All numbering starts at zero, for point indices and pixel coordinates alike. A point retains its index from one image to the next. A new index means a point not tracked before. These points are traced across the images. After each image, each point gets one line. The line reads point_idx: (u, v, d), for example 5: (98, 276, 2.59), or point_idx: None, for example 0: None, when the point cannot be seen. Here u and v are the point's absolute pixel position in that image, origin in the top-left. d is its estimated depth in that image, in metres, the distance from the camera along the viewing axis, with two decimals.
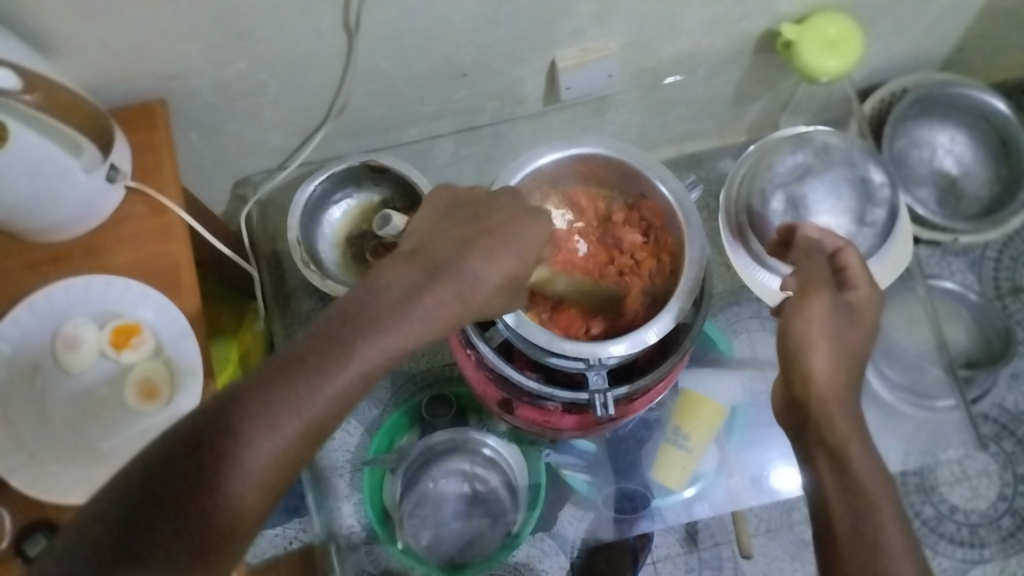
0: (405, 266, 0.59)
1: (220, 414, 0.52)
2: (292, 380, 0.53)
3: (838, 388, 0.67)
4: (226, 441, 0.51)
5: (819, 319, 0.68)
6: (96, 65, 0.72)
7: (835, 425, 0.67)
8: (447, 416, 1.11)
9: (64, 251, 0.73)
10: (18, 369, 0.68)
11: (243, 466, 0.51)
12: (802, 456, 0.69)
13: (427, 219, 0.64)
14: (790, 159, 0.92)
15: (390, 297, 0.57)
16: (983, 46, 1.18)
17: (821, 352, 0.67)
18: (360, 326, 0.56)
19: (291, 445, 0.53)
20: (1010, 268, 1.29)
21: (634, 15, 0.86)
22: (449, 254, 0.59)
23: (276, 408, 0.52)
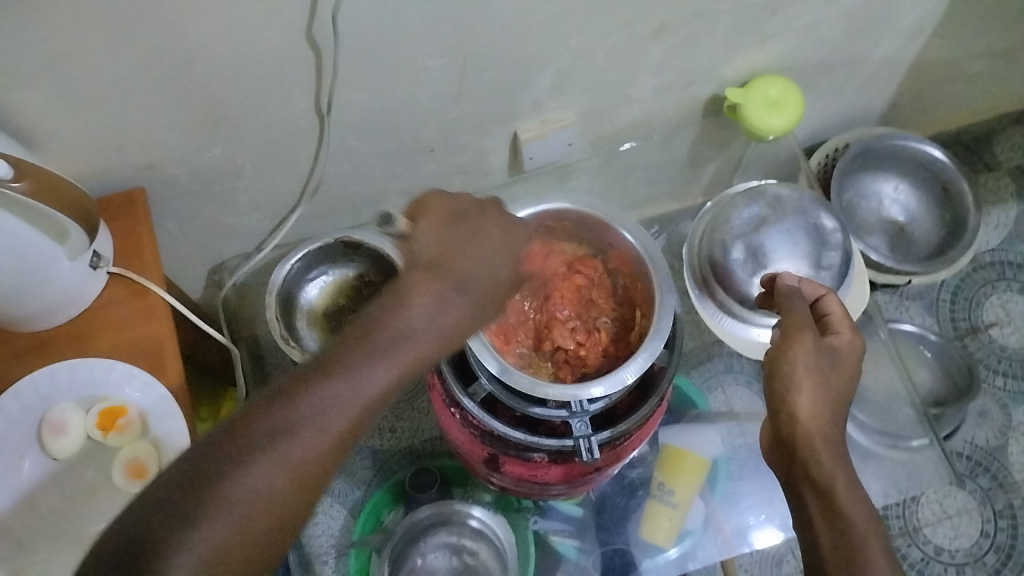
0: (428, 280, 0.59)
1: (251, 424, 0.53)
2: (313, 393, 0.54)
3: (824, 426, 0.67)
4: (245, 455, 0.52)
5: (800, 363, 0.67)
6: (80, 156, 0.75)
7: (820, 465, 0.66)
8: (432, 490, 1.15)
9: (49, 339, 0.74)
10: (6, 459, 0.68)
11: (263, 478, 0.51)
12: (791, 492, 0.68)
13: (438, 220, 0.63)
14: (746, 212, 0.96)
15: (417, 309, 0.58)
16: (915, 102, 1.26)
17: (806, 394, 0.67)
18: (391, 336, 0.57)
19: (311, 459, 0.53)
20: (965, 309, 1.35)
21: (588, 86, 0.92)
22: (473, 270, 0.61)
23: (307, 416, 0.53)
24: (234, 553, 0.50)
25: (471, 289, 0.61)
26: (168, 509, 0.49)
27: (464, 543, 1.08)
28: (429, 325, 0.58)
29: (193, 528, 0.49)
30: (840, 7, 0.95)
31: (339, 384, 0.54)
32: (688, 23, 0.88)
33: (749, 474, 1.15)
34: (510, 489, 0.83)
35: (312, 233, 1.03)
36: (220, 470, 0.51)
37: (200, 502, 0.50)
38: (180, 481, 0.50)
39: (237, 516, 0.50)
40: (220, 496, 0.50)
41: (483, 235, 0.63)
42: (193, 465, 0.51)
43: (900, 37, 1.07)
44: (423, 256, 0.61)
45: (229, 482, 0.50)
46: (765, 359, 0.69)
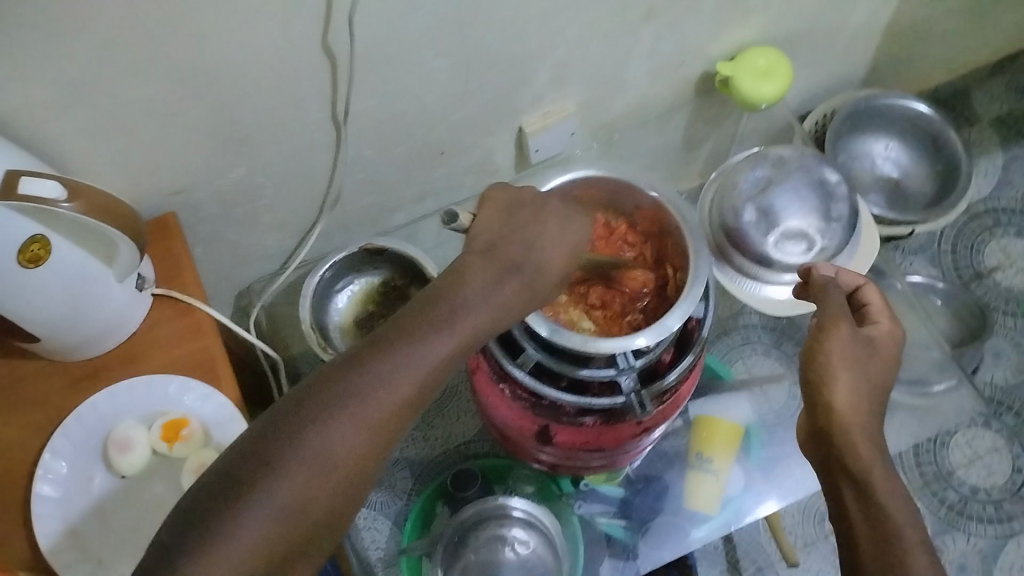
0: (482, 264, 0.63)
1: (326, 385, 0.56)
2: (389, 354, 0.57)
3: (861, 416, 0.69)
4: (322, 412, 0.54)
5: (837, 353, 0.71)
6: (111, 184, 0.78)
7: (858, 456, 0.68)
8: (474, 488, 1.13)
9: (100, 364, 0.76)
10: (75, 483, 0.70)
11: (338, 436, 0.54)
12: (827, 481, 0.70)
13: (493, 211, 0.67)
14: (752, 175, 1.00)
15: (475, 288, 0.62)
16: (894, 63, 1.30)
17: (843, 382, 0.70)
18: (453, 310, 0.60)
19: (388, 416, 0.56)
20: (966, 257, 1.38)
21: (586, 73, 0.96)
22: (522, 252, 0.65)
23: (378, 377, 0.56)
24: (310, 509, 0.53)
25: (522, 269, 0.64)
26: (253, 461, 0.52)
27: (514, 534, 1.07)
28: (486, 301, 0.61)
29: (278, 477, 0.52)
30: None
31: (405, 352, 0.57)
32: (676, 3, 0.92)
33: (782, 436, 1.17)
34: (562, 462, 0.86)
35: (331, 247, 1.05)
36: (298, 430, 0.54)
37: (280, 460, 0.53)
38: (259, 441, 0.53)
39: (314, 472, 0.53)
40: (299, 453, 0.53)
41: (536, 227, 0.67)
42: (274, 422, 0.54)
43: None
44: (477, 242, 0.65)
45: (307, 441, 0.53)
46: (804, 347, 0.73)
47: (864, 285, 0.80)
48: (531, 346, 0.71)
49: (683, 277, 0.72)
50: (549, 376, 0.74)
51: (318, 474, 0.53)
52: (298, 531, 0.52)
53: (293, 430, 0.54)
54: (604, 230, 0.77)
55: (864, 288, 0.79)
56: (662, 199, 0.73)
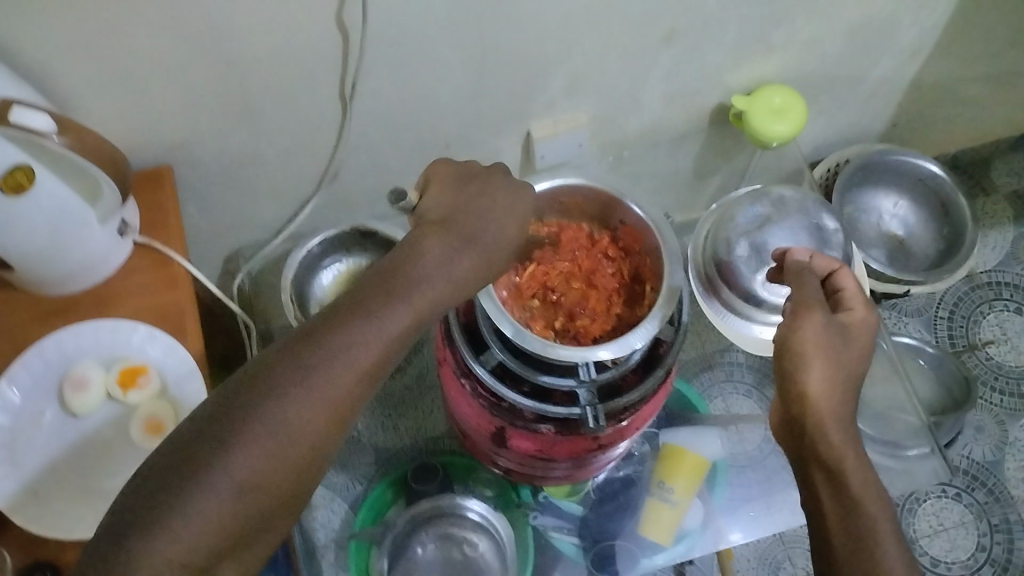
0: (436, 233, 0.62)
1: (280, 359, 0.54)
2: (344, 327, 0.56)
3: (834, 407, 0.68)
4: (276, 387, 0.54)
5: (810, 341, 0.69)
6: (110, 130, 0.78)
7: (831, 445, 0.67)
8: (434, 481, 1.11)
9: (72, 302, 0.76)
10: (26, 415, 0.70)
11: (294, 412, 0.53)
12: (800, 466, 0.70)
13: (443, 186, 0.66)
14: (751, 211, 0.99)
15: (429, 260, 0.60)
16: (916, 122, 1.30)
17: (817, 368, 0.68)
18: (406, 284, 0.58)
19: (341, 390, 0.55)
20: (963, 326, 1.37)
21: (601, 86, 0.95)
22: (479, 224, 0.63)
23: (332, 350, 0.55)
24: (261, 491, 0.53)
25: (475, 239, 0.62)
26: (206, 438, 0.52)
27: (463, 535, 1.08)
28: (442, 273, 0.60)
29: (231, 452, 0.52)
30: (844, 20, 0.99)
31: (356, 329, 0.56)
32: (698, 29, 0.91)
33: (749, 479, 1.16)
34: (517, 468, 0.85)
35: (326, 224, 1.05)
36: (245, 412, 0.53)
37: (226, 443, 0.52)
38: (205, 423, 0.52)
39: (264, 454, 0.53)
40: (248, 434, 0.52)
41: (494, 198, 0.65)
42: (228, 397, 0.54)
43: (901, 54, 1.11)
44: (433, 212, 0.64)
45: (255, 422, 0.52)
46: (777, 337, 0.71)
47: (837, 269, 0.78)
48: (497, 346, 0.71)
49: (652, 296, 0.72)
50: (511, 378, 0.74)
51: (271, 450, 0.53)
52: (257, 503, 0.52)
53: (247, 405, 0.53)
54: (580, 239, 0.78)
55: (838, 274, 0.77)
56: (642, 215, 0.74)
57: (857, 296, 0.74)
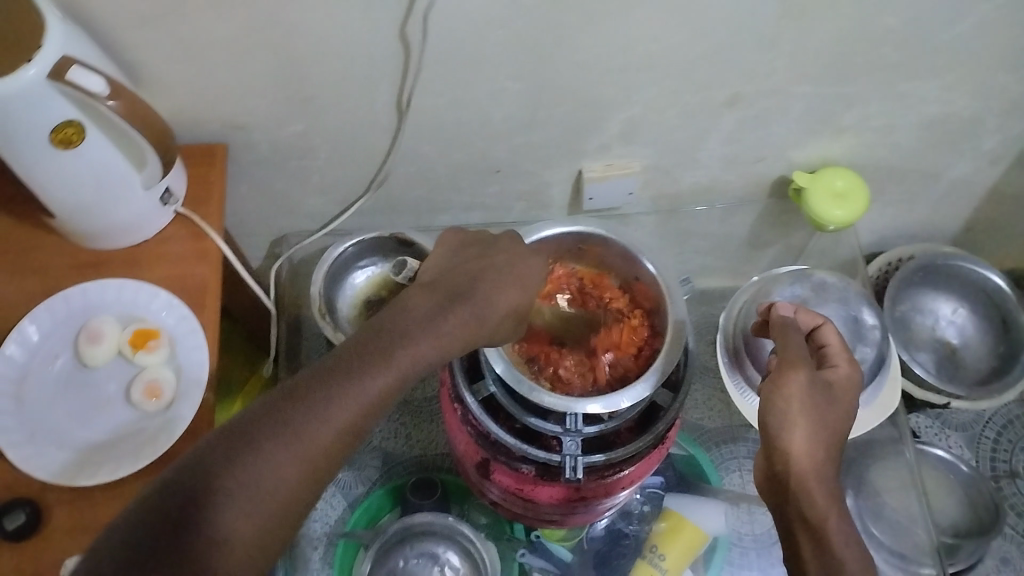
0: (425, 296, 0.66)
1: (271, 411, 0.56)
2: (334, 381, 0.58)
3: (819, 464, 0.66)
4: (264, 436, 0.55)
5: (796, 401, 0.67)
6: (174, 102, 0.82)
7: (814, 505, 0.65)
8: (431, 498, 1.09)
9: (108, 258, 0.80)
10: (41, 355, 0.75)
11: (277, 462, 0.55)
12: (784, 529, 0.67)
13: (439, 257, 0.71)
14: (788, 290, 1.01)
15: (414, 319, 0.63)
16: (991, 230, 1.25)
17: (800, 427, 0.66)
18: (395, 342, 0.61)
19: (328, 442, 0.56)
20: (1007, 452, 1.30)
21: (658, 138, 0.95)
22: (471, 287, 0.67)
23: (322, 403, 0.57)
24: (246, 542, 0.53)
25: (468, 302, 0.65)
26: (193, 485, 0.52)
27: (448, 557, 1.04)
28: (433, 335, 0.63)
29: (217, 500, 0.52)
30: (921, 115, 0.97)
31: (342, 383, 0.58)
32: (764, 99, 0.90)
33: (749, 562, 1.09)
34: (505, 504, 0.87)
35: (371, 226, 1.07)
36: (231, 463, 0.53)
37: (212, 496, 0.52)
38: (192, 475, 0.53)
39: (248, 500, 0.53)
40: (230, 491, 0.53)
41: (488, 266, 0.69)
42: (215, 445, 0.54)
43: (980, 158, 1.07)
44: (427, 277, 0.69)
45: (249, 462, 0.54)
46: (760, 395, 0.70)
47: (822, 325, 0.81)
48: (491, 379, 0.75)
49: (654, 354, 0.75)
50: (504, 414, 0.77)
51: (252, 501, 0.53)
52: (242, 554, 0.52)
53: (230, 449, 0.54)
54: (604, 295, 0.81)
55: (822, 330, 0.79)
56: (657, 275, 0.77)
57: (842, 353, 0.75)
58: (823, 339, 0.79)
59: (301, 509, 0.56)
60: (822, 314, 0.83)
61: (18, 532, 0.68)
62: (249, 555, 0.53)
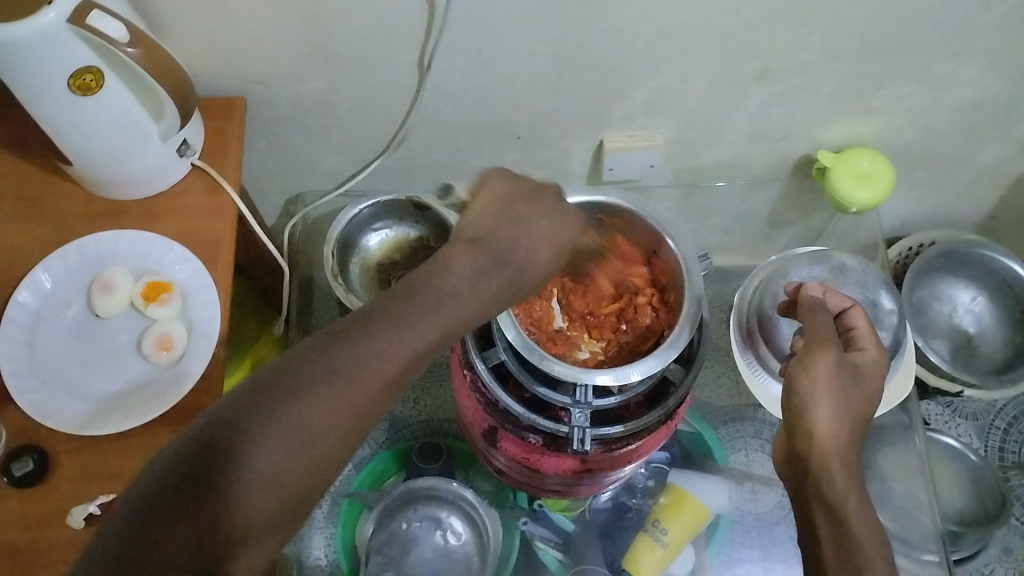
0: (467, 252, 0.61)
1: (308, 359, 0.55)
2: (372, 332, 0.56)
3: (842, 445, 0.66)
4: (301, 385, 0.54)
5: (822, 381, 0.68)
6: (195, 52, 0.81)
7: (833, 485, 0.65)
8: (437, 462, 1.10)
9: (123, 208, 0.80)
10: (53, 303, 0.75)
11: (313, 412, 0.54)
12: (800, 506, 0.67)
13: (486, 204, 0.64)
14: (806, 271, 1.00)
15: (455, 279, 0.60)
16: (1016, 219, 1.22)
17: (825, 408, 0.67)
18: (432, 301, 0.59)
19: (367, 395, 0.56)
20: (1017, 443, 1.29)
21: (683, 110, 0.93)
22: (514, 247, 0.62)
23: (359, 354, 0.56)
24: (281, 488, 0.53)
25: (513, 258, 0.62)
26: (231, 430, 0.52)
27: (451, 522, 1.05)
28: (468, 295, 0.60)
29: (252, 447, 0.52)
30: (953, 99, 0.95)
31: (377, 341, 0.56)
32: (793, 75, 0.88)
33: (751, 540, 1.08)
34: (511, 473, 0.87)
35: (387, 188, 1.06)
36: (262, 417, 0.53)
37: (249, 441, 0.52)
38: (220, 428, 0.52)
39: (287, 448, 0.53)
40: (268, 439, 0.53)
41: (529, 222, 0.64)
42: (256, 390, 0.54)
43: (1010, 146, 1.05)
44: (470, 229, 0.63)
45: (285, 411, 0.53)
46: (787, 375, 0.70)
47: (850, 307, 0.81)
48: (501, 347, 0.75)
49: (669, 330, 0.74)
50: (514, 384, 0.77)
51: (289, 450, 0.53)
52: (277, 499, 0.53)
53: (269, 394, 0.54)
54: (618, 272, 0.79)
55: (851, 309, 0.80)
56: (675, 249, 0.75)
57: (871, 333, 0.76)
58: (851, 322, 0.79)
59: (336, 462, 0.56)
60: (851, 298, 0.82)
61: (25, 479, 0.69)
62: (279, 509, 0.53)
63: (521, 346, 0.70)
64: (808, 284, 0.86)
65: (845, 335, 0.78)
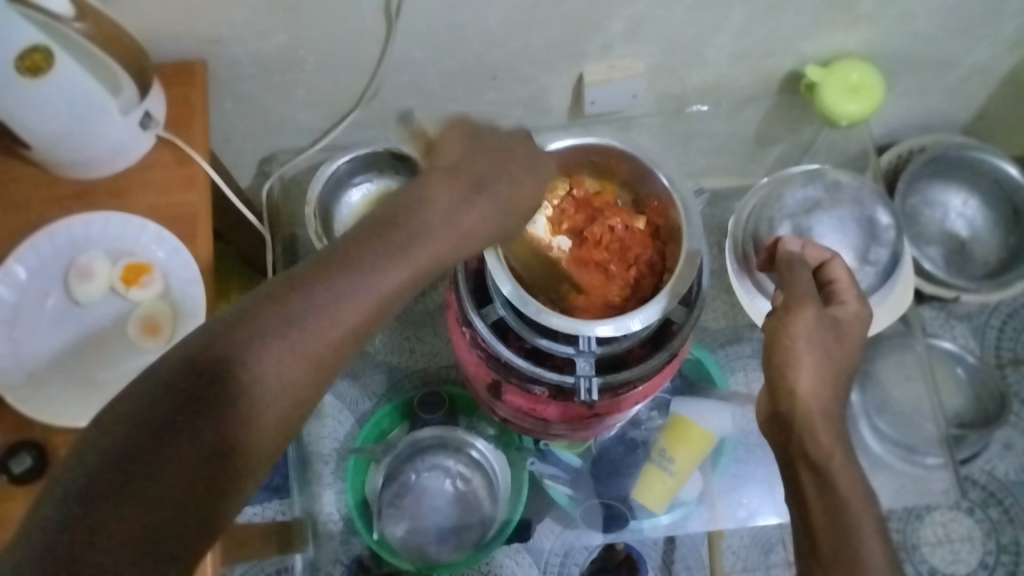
0: (446, 184, 0.59)
1: (262, 310, 0.51)
2: (331, 277, 0.53)
3: (823, 402, 0.68)
4: (256, 338, 0.50)
5: (802, 338, 0.69)
6: (147, 17, 0.76)
7: (819, 442, 0.67)
8: (439, 412, 1.05)
9: (90, 189, 0.76)
10: (29, 294, 0.73)
11: (264, 364, 0.50)
12: (786, 464, 0.69)
13: (452, 139, 0.63)
14: (801, 193, 1.00)
15: (435, 210, 0.58)
16: (1006, 118, 1.20)
17: (808, 368, 0.68)
18: (417, 232, 0.56)
19: (332, 343, 0.52)
20: (1012, 340, 1.28)
21: (663, 36, 0.90)
22: (487, 178, 0.61)
23: (319, 300, 0.52)
24: (251, 439, 0.49)
25: (491, 194, 0.60)
26: (178, 389, 0.48)
27: (458, 468, 1.04)
28: (450, 224, 0.58)
29: (210, 405, 0.48)
30: (940, 2, 0.91)
31: (353, 277, 0.53)
32: None
33: (757, 459, 1.07)
34: (513, 421, 0.86)
35: (363, 140, 1.03)
36: (220, 370, 0.49)
37: (208, 400, 0.48)
38: (172, 381, 0.48)
39: (250, 398, 0.49)
40: (227, 393, 0.49)
41: (499, 149, 0.63)
42: (208, 341, 0.50)
43: (998, 44, 1.02)
44: (444, 162, 0.61)
45: (236, 364, 0.49)
46: (768, 333, 0.71)
47: (831, 260, 0.80)
48: (499, 302, 0.73)
49: (671, 268, 0.74)
50: (513, 336, 0.76)
51: (246, 402, 0.49)
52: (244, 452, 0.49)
53: (224, 347, 0.49)
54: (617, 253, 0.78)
55: (832, 262, 0.79)
56: (672, 189, 0.74)
57: (852, 290, 0.75)
58: (830, 275, 0.78)
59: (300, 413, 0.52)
60: (830, 248, 0.82)
61: (25, 474, 0.67)
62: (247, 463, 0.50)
63: (516, 301, 0.69)
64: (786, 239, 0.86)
65: (825, 289, 0.77)
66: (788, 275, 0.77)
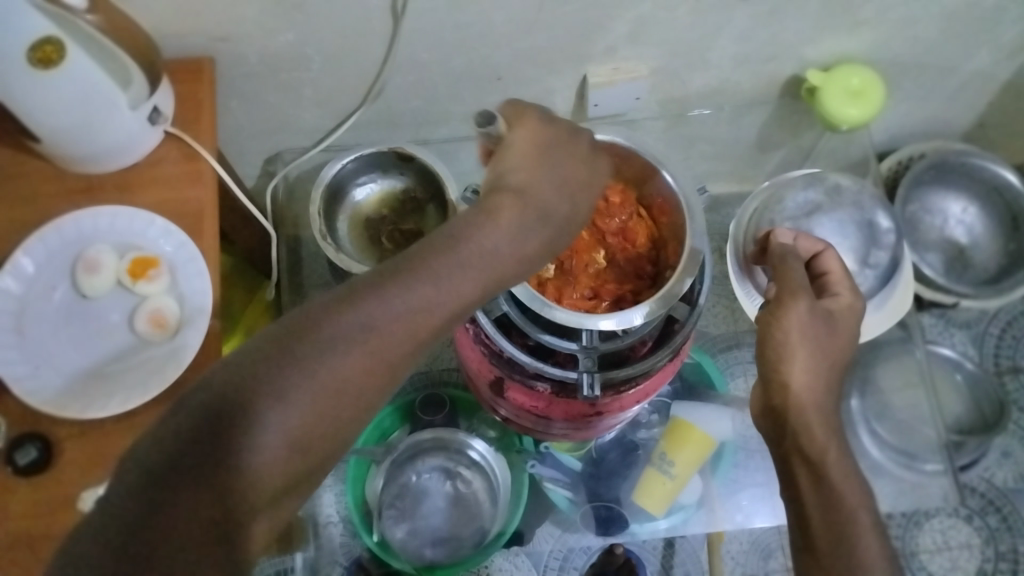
0: (515, 201, 0.58)
1: (335, 314, 0.51)
2: (402, 286, 0.53)
3: (817, 396, 0.68)
4: (327, 342, 0.51)
5: (794, 331, 0.68)
6: (157, 15, 0.77)
7: (813, 437, 0.67)
8: (441, 414, 1.06)
9: (97, 183, 0.77)
10: (36, 288, 0.73)
11: (333, 368, 0.51)
12: (782, 459, 0.69)
13: (526, 142, 0.61)
14: (802, 195, 1.00)
15: (504, 224, 0.57)
16: (1006, 125, 1.21)
17: (801, 363, 0.67)
18: (474, 255, 0.56)
19: (401, 349, 0.53)
20: (1012, 348, 1.28)
21: (667, 39, 0.91)
22: (556, 195, 0.60)
23: (391, 308, 0.52)
24: (312, 443, 0.50)
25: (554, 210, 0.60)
26: (249, 387, 0.48)
27: (459, 471, 1.05)
28: (515, 244, 0.58)
29: (278, 403, 0.49)
30: (940, 8, 0.92)
31: (424, 288, 0.53)
32: None
33: (755, 464, 1.07)
34: (515, 421, 0.87)
35: (368, 141, 1.03)
36: (288, 370, 0.49)
37: (276, 400, 0.49)
38: (240, 383, 0.48)
39: (318, 400, 0.50)
40: (295, 396, 0.49)
41: (567, 161, 0.62)
42: (279, 342, 0.50)
43: (999, 51, 1.03)
44: (514, 170, 0.60)
45: (307, 366, 0.50)
46: (759, 326, 0.70)
47: (823, 251, 0.81)
48: (503, 297, 0.74)
49: (676, 264, 0.74)
50: (516, 332, 0.76)
51: (313, 404, 0.50)
52: (305, 456, 0.50)
53: (293, 349, 0.50)
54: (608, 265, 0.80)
55: (823, 253, 0.80)
56: (676, 187, 0.74)
57: (845, 281, 0.76)
58: (823, 267, 0.79)
59: (357, 419, 0.53)
60: (822, 240, 0.83)
61: (29, 467, 0.68)
62: (305, 465, 0.50)
63: (519, 293, 0.70)
64: (777, 232, 0.86)
65: (817, 281, 0.78)
66: (781, 266, 0.77)
